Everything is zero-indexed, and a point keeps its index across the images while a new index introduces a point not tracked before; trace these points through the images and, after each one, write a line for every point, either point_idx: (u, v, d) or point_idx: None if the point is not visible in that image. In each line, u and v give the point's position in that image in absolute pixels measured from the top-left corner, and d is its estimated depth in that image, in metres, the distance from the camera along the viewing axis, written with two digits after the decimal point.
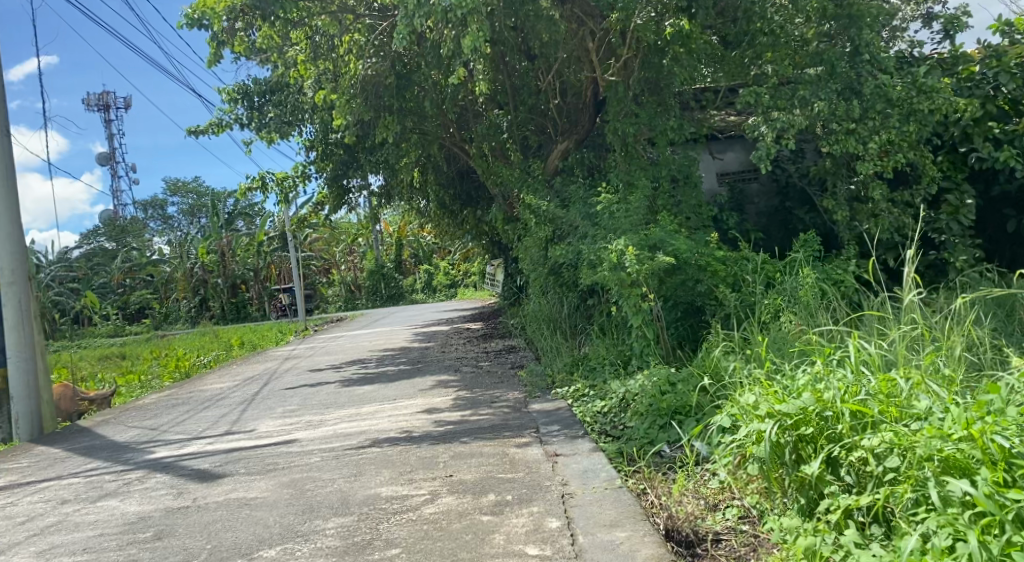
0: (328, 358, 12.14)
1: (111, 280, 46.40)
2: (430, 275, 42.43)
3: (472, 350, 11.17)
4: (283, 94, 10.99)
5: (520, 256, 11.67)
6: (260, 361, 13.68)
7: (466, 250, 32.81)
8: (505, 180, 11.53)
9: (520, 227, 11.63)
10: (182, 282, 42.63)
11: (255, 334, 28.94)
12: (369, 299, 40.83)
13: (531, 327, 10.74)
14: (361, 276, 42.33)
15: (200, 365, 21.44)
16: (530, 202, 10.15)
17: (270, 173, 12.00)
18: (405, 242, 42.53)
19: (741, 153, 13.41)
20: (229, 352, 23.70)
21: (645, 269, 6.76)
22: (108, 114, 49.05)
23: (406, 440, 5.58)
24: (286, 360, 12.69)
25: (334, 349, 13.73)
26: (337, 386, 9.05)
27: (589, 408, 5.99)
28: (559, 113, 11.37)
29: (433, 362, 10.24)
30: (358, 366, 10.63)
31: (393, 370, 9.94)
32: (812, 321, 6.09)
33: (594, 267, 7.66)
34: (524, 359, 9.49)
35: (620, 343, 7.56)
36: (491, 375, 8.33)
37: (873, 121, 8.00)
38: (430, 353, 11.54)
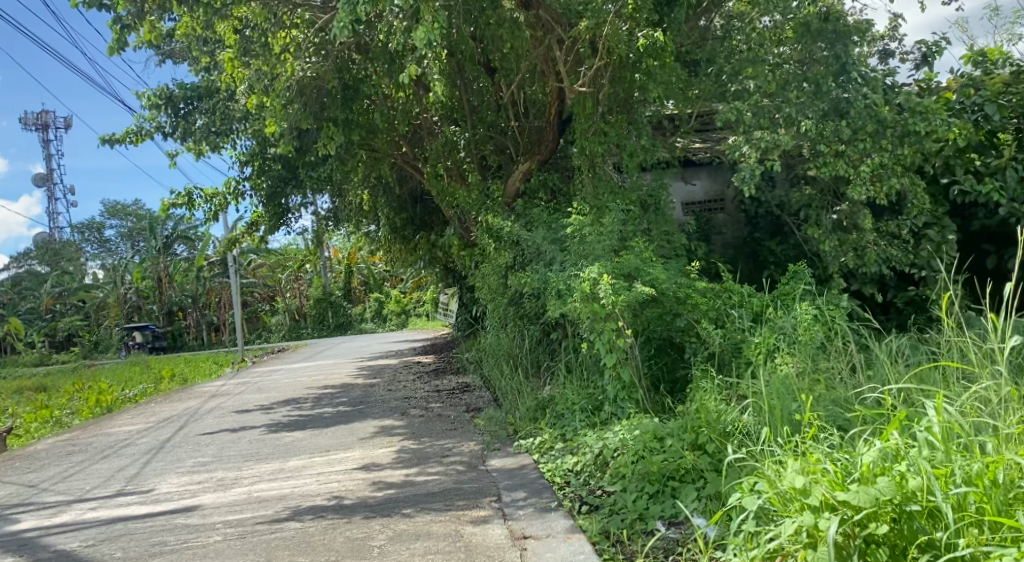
0: (261, 396, 10.88)
1: (38, 306, 43.67)
2: (379, 304, 41.08)
3: (421, 388, 10.09)
4: (212, 101, 9.83)
5: (477, 284, 10.74)
6: (184, 397, 12.32)
7: (418, 279, 31.74)
8: (461, 202, 10.65)
9: (478, 254, 10.72)
10: (116, 308, 40.36)
11: (190, 365, 27.48)
12: (315, 329, 39.27)
13: (488, 362, 9.77)
14: (308, 305, 40.70)
15: (124, 399, 19.74)
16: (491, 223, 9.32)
17: (198, 189, 10.77)
18: (354, 269, 41.17)
19: (708, 181, 12.83)
20: (158, 385, 22.02)
21: (621, 300, 5.94)
22: (45, 132, 46.82)
23: (336, 510, 4.51)
24: (214, 398, 11.36)
25: (268, 385, 12.43)
26: (264, 430, 7.88)
27: (559, 465, 5.10)
28: (521, 132, 10.61)
29: (377, 403, 9.13)
30: (292, 407, 9.45)
31: (330, 411, 8.80)
32: (813, 363, 5.30)
33: (563, 296, 6.79)
34: (478, 400, 8.49)
35: (590, 384, 6.68)
36: (441, 420, 7.29)
37: (863, 143, 7.41)
38: (374, 392, 10.43)
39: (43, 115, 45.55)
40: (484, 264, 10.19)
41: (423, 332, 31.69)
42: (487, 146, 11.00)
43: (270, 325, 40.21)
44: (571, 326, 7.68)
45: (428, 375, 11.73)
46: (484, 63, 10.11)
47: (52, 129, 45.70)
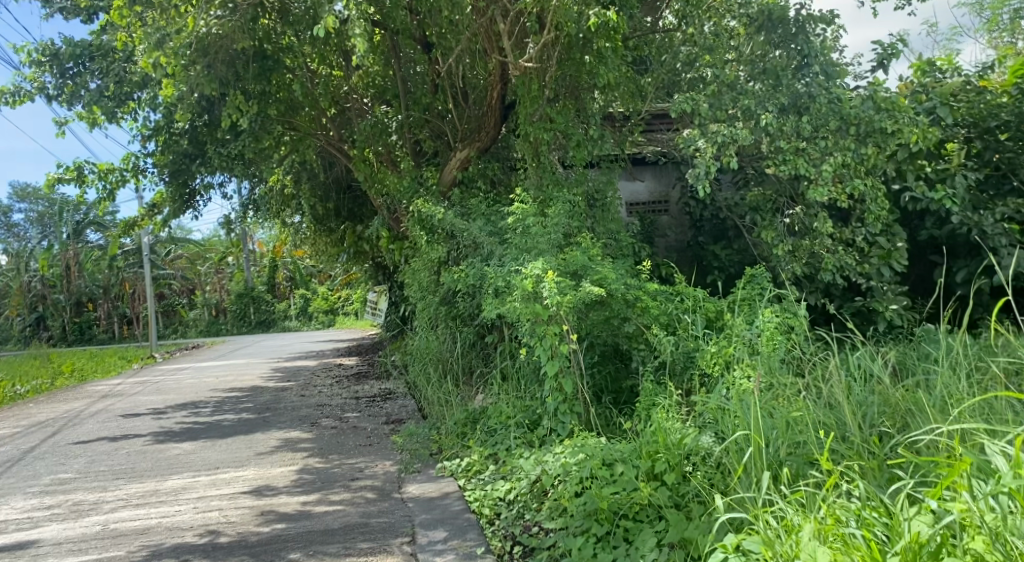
0: (158, 397, 9.70)
1: None
2: (306, 301, 39.40)
3: (338, 394, 9.12)
4: (107, 63, 8.57)
5: (407, 280, 9.90)
6: (70, 396, 10.95)
7: (347, 276, 30.46)
8: (392, 192, 9.79)
9: (408, 247, 9.88)
10: (16, 297, 37.40)
11: (93, 359, 25.56)
12: (237, 325, 37.38)
13: (414, 367, 8.91)
14: (230, 299, 38.70)
15: (10, 396, 17.89)
16: (425, 210, 8.50)
17: (91, 162, 9.30)
18: (281, 264, 39.38)
19: (653, 183, 12.25)
20: (52, 381, 20.14)
21: (566, 300, 5.24)
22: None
23: (209, 550, 3.60)
24: (103, 399, 10.08)
25: (170, 385, 11.19)
26: (149, 440, 6.80)
27: (488, 492, 4.36)
28: (460, 118, 9.82)
29: (286, 410, 8.13)
30: (189, 412, 8.35)
31: (231, 419, 7.76)
32: (777, 377, 4.74)
33: (501, 294, 6.06)
34: (400, 409, 7.62)
35: (526, 395, 5.95)
36: (356, 433, 6.40)
37: (824, 140, 7.01)
38: (286, 396, 9.40)
39: None
40: (415, 259, 9.37)
41: (350, 331, 30.44)
42: (422, 131, 10.16)
43: (188, 319, 38.08)
44: (507, 329, 6.93)
45: (349, 379, 10.76)
46: (421, 40, 9.34)
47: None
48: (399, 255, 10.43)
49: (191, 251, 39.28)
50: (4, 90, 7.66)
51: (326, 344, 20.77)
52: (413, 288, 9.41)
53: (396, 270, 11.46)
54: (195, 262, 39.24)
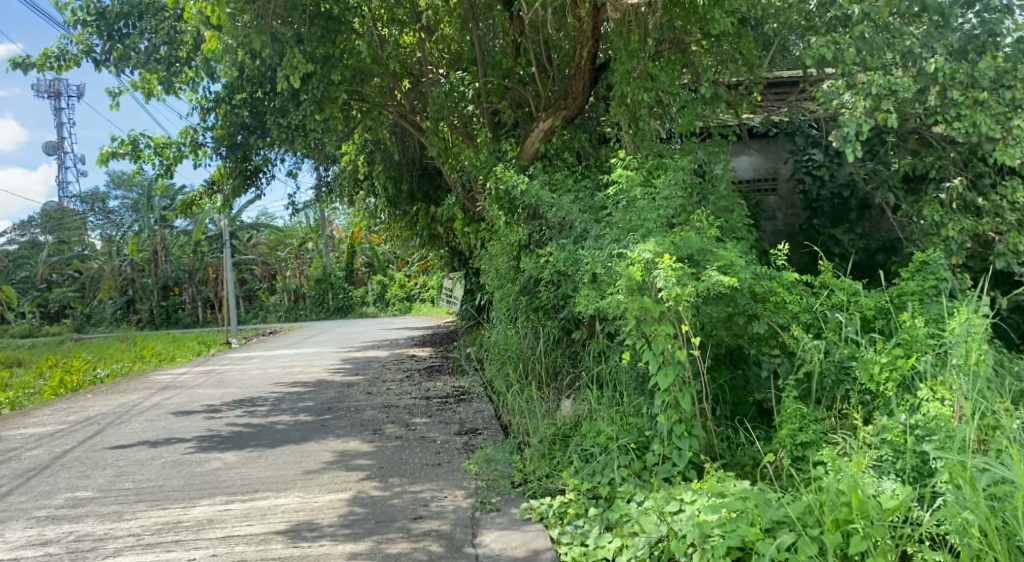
0: (217, 392, 9.04)
1: (32, 275, 42.21)
2: (382, 287, 39.15)
3: (407, 393, 8.19)
4: (158, 23, 7.81)
5: (483, 268, 8.89)
6: (135, 385, 10.51)
7: (423, 262, 29.87)
8: (468, 168, 8.77)
9: (485, 231, 8.84)
10: (108, 280, 38.92)
11: (175, 343, 26.01)
12: (314, 310, 37.67)
13: (492, 364, 7.87)
14: (308, 285, 39.02)
15: (92, 379, 18.06)
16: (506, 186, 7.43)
17: (146, 136, 8.65)
18: (358, 250, 39.37)
19: (757, 158, 10.60)
20: (134, 364, 20.35)
21: (687, 294, 4.02)
22: (57, 100, 45.50)
23: None
24: (164, 391, 9.53)
25: (235, 377, 10.59)
26: (193, 444, 6.02)
27: (593, 553, 3.24)
28: (545, 83, 8.68)
29: (347, 412, 7.23)
30: (245, 410, 7.59)
31: (287, 421, 6.92)
32: (992, 409, 3.43)
33: (597, 280, 4.91)
34: (475, 414, 6.60)
35: (627, 410, 4.78)
36: (421, 448, 5.39)
37: (1011, 91, 5.50)
38: (350, 393, 8.57)
39: (55, 84, 44.06)
40: (493, 241, 8.32)
41: (426, 318, 29.87)
42: (500, 99, 9.06)
43: (268, 304, 38.60)
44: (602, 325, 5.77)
45: (419, 375, 9.81)
46: None
47: (64, 98, 44.22)
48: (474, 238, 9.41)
49: (271, 236, 39.76)
50: (48, 54, 7.01)
51: (401, 332, 20.11)
52: (490, 275, 8.39)
53: (472, 255, 10.45)
54: (275, 248, 39.75)
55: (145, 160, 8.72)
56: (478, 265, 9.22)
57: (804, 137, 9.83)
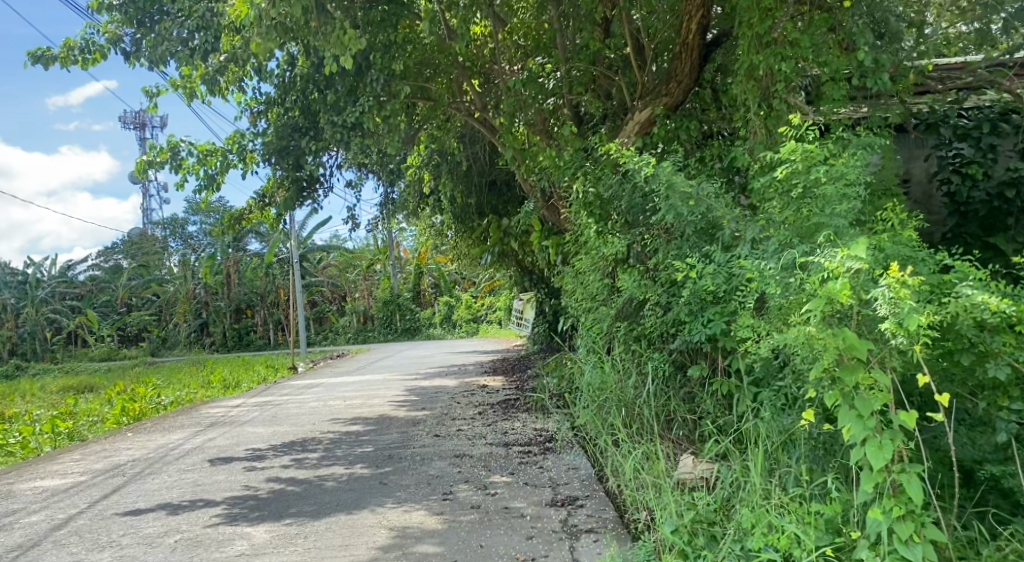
0: (267, 431, 7.98)
1: (114, 299, 43.36)
2: (450, 309, 38.20)
3: (482, 437, 6.88)
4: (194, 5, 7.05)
5: (570, 286, 7.59)
6: (186, 419, 9.60)
7: (493, 280, 28.81)
8: (550, 170, 7.52)
9: (571, 242, 7.56)
10: (183, 303, 39.50)
11: (241, 368, 25.63)
12: (381, 332, 37.15)
13: (585, 404, 6.49)
14: (375, 306, 38.56)
15: (157, 407, 17.53)
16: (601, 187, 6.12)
17: (189, 142, 7.78)
18: (425, 271, 38.70)
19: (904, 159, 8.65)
20: (200, 390, 19.84)
21: (928, 324, 2.52)
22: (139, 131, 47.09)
23: None
24: (212, 427, 8.55)
25: (290, 411, 9.55)
26: (222, 510, 4.86)
27: None
28: (640, 68, 7.36)
29: (410, 462, 5.97)
30: (292, 457, 6.44)
31: (339, 474, 5.72)
32: None
33: (751, 300, 3.50)
34: (571, 473, 5.23)
35: (807, 485, 3.32)
36: (506, 528, 4.05)
37: None
38: (417, 434, 7.33)
39: (137, 114, 45.60)
40: (582, 254, 7.00)
41: (495, 339, 28.73)
42: (585, 89, 7.80)
43: (336, 326, 38.32)
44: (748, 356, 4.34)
45: (494, 411, 8.50)
46: None
47: (145, 128, 45.70)
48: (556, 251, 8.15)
49: (339, 257, 39.59)
50: (71, 45, 6.14)
51: (470, 356, 18.94)
52: (580, 293, 7.10)
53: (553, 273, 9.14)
54: (343, 269, 39.55)
55: (188, 169, 7.82)
56: (564, 283, 7.89)
57: (951, 127, 7.49)
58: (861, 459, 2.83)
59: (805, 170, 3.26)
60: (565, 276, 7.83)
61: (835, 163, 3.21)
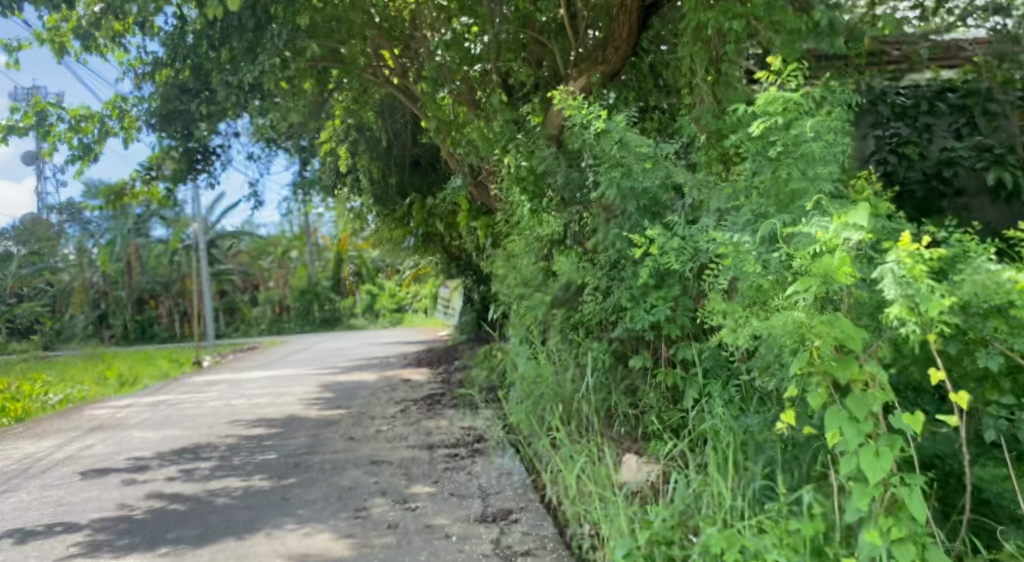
0: (157, 435, 7.04)
1: (1, 288, 39.92)
2: (371, 298, 37.05)
3: (403, 438, 6.22)
4: None
5: (500, 271, 7.02)
6: (64, 422, 8.48)
7: (416, 268, 28.00)
8: (477, 144, 6.89)
9: (502, 222, 6.98)
10: (79, 293, 36.70)
11: (143, 362, 23.87)
12: (299, 322, 35.69)
13: (517, 400, 5.92)
14: (291, 295, 37.00)
15: (41, 408, 15.90)
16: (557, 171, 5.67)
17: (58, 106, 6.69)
18: (346, 259, 37.42)
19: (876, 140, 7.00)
20: (94, 387, 18.22)
21: (946, 308, 2.02)
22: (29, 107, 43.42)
23: None
24: (93, 431, 7.51)
25: (187, 412, 8.58)
26: (82, 538, 4.01)
27: None
28: (573, 34, 6.82)
29: (320, 471, 5.24)
30: (181, 467, 5.59)
31: (235, 487, 4.94)
32: None
33: (718, 281, 3.00)
34: (502, 480, 4.64)
35: (779, 502, 2.82)
36: (427, 554, 3.42)
37: None
38: (329, 436, 6.60)
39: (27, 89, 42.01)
40: (515, 235, 6.43)
41: (418, 329, 27.94)
42: (514, 58, 7.21)
43: (251, 316, 36.50)
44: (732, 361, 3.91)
45: (417, 409, 7.83)
46: None
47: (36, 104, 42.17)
48: (486, 232, 7.56)
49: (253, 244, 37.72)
50: None
51: (392, 347, 18.12)
52: (513, 278, 6.54)
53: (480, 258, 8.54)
54: (257, 257, 37.76)
55: (57, 138, 6.72)
56: (492, 269, 7.31)
57: (888, 105, 6.58)
58: (852, 472, 2.35)
59: (785, 126, 2.75)
60: (497, 260, 7.27)
61: (819, 118, 2.71)
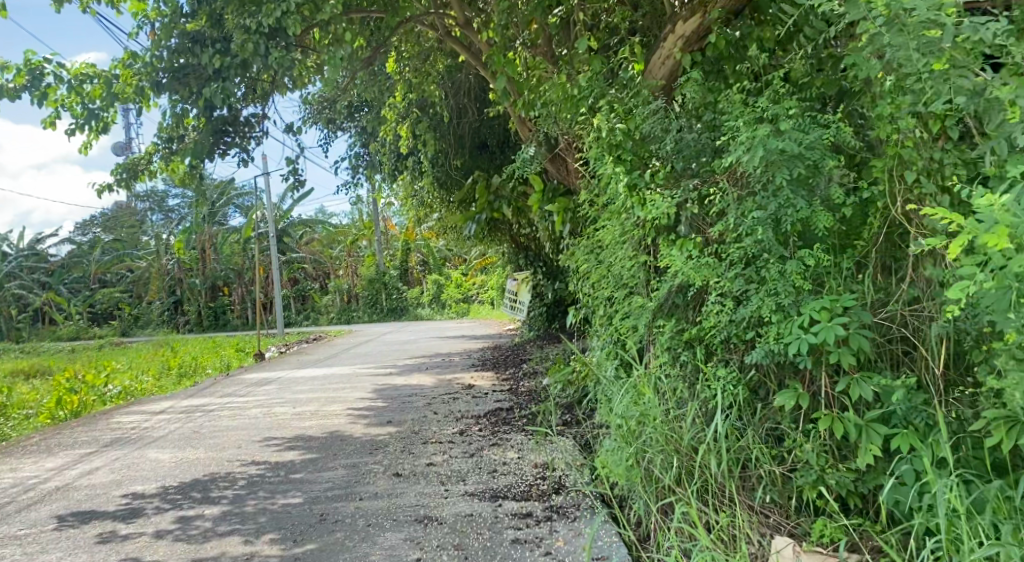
0: (174, 458, 5.92)
1: (85, 275, 41.16)
2: (439, 288, 36.08)
3: (461, 479, 4.88)
4: None
5: (585, 265, 5.57)
6: (87, 429, 7.54)
7: (486, 257, 26.89)
8: (556, 106, 5.46)
9: (587, 204, 5.52)
10: (156, 280, 37.30)
11: (209, 352, 23.55)
12: (367, 312, 35.18)
13: (609, 439, 4.48)
14: (359, 284, 36.52)
15: (101, 400, 15.44)
16: (682, 140, 4.36)
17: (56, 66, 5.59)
18: (414, 248, 36.65)
19: None
20: (156, 379, 17.77)
21: None
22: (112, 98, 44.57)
23: None
24: (108, 446, 6.49)
25: (221, 424, 7.50)
26: None
27: None
28: None
29: (348, 534, 3.92)
30: (179, 514, 4.40)
31: (233, 556, 3.67)
32: None
33: None
34: None
35: None
36: None
37: None
38: (369, 469, 5.32)
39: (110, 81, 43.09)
40: (602, 219, 5.01)
41: (486, 321, 26.83)
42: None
43: (319, 305, 36.32)
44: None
45: (480, 430, 6.47)
46: None
47: None
48: (563, 217, 6.14)
49: (322, 232, 37.47)
50: None
51: (456, 343, 16.93)
52: (602, 274, 5.14)
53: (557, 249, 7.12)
54: (326, 245, 37.46)
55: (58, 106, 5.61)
56: (574, 262, 5.88)
57: None
58: None
59: None
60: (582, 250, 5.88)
61: None
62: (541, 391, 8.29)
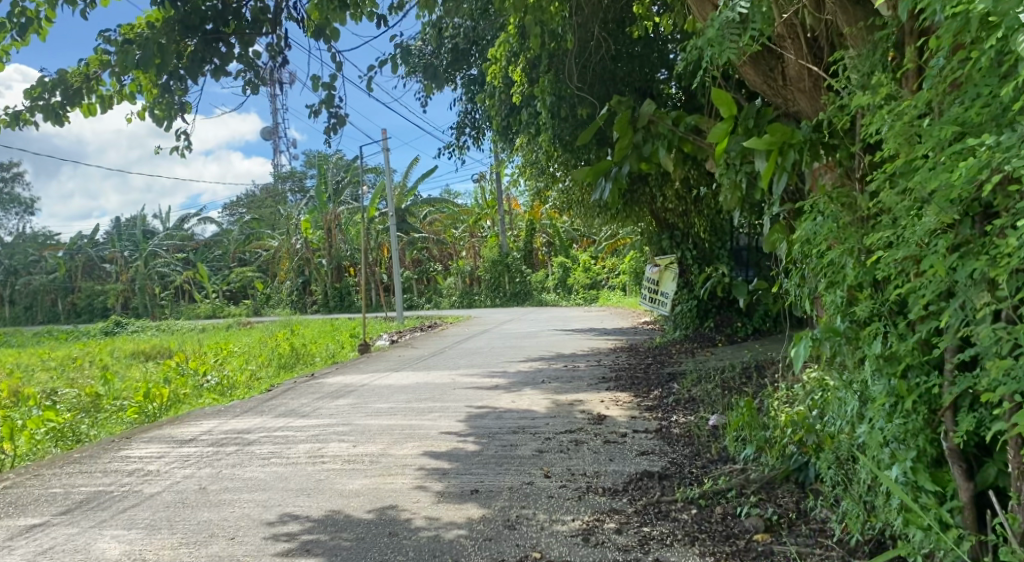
0: (121, 558, 3.67)
1: (223, 255, 42.36)
2: (565, 271, 33.42)
3: None
4: None
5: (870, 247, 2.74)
6: (80, 467, 5.57)
7: (616, 237, 24.04)
8: None
9: (875, 124, 2.67)
10: (285, 259, 37.41)
11: (323, 337, 22.38)
12: (489, 295, 33.36)
13: None
14: (481, 266, 34.71)
15: (197, 392, 14.19)
16: None
17: None
18: (538, 227, 34.28)
19: None
20: (261, 368, 16.49)
21: None
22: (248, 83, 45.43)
23: None
24: (64, 514, 4.41)
25: (244, 472, 5.28)
26: None
27: None
28: None
29: None
30: None
31: None
32: None
33: None
34: None
35: None
36: None
37: None
38: None
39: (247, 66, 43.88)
40: (935, 146, 2.13)
41: (618, 310, 23.95)
42: None
43: (441, 287, 34.99)
44: None
45: (619, 537, 3.75)
46: None
47: None
48: (776, 159, 3.34)
49: (446, 211, 35.93)
50: None
51: (582, 339, 14.25)
52: (925, 272, 2.28)
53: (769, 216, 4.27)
54: (448, 224, 35.97)
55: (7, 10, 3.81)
56: (835, 239, 3.06)
57: None
58: None
59: None
60: (838, 221, 3.03)
61: None
62: (710, 443, 5.44)
